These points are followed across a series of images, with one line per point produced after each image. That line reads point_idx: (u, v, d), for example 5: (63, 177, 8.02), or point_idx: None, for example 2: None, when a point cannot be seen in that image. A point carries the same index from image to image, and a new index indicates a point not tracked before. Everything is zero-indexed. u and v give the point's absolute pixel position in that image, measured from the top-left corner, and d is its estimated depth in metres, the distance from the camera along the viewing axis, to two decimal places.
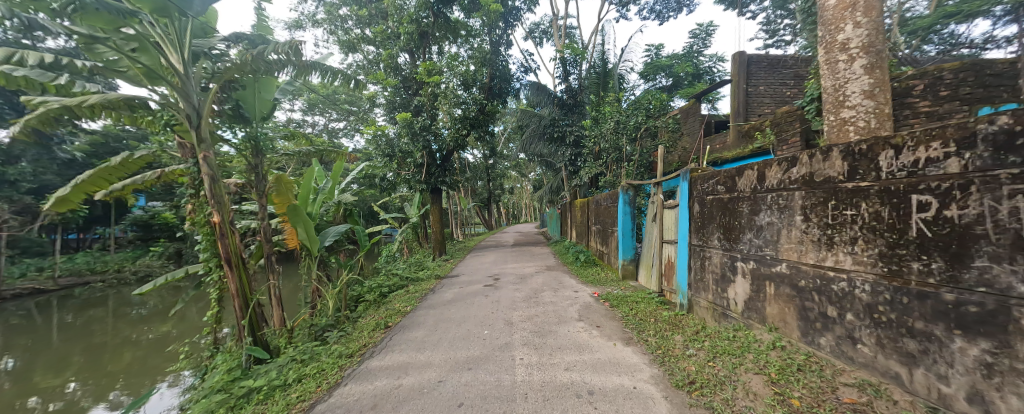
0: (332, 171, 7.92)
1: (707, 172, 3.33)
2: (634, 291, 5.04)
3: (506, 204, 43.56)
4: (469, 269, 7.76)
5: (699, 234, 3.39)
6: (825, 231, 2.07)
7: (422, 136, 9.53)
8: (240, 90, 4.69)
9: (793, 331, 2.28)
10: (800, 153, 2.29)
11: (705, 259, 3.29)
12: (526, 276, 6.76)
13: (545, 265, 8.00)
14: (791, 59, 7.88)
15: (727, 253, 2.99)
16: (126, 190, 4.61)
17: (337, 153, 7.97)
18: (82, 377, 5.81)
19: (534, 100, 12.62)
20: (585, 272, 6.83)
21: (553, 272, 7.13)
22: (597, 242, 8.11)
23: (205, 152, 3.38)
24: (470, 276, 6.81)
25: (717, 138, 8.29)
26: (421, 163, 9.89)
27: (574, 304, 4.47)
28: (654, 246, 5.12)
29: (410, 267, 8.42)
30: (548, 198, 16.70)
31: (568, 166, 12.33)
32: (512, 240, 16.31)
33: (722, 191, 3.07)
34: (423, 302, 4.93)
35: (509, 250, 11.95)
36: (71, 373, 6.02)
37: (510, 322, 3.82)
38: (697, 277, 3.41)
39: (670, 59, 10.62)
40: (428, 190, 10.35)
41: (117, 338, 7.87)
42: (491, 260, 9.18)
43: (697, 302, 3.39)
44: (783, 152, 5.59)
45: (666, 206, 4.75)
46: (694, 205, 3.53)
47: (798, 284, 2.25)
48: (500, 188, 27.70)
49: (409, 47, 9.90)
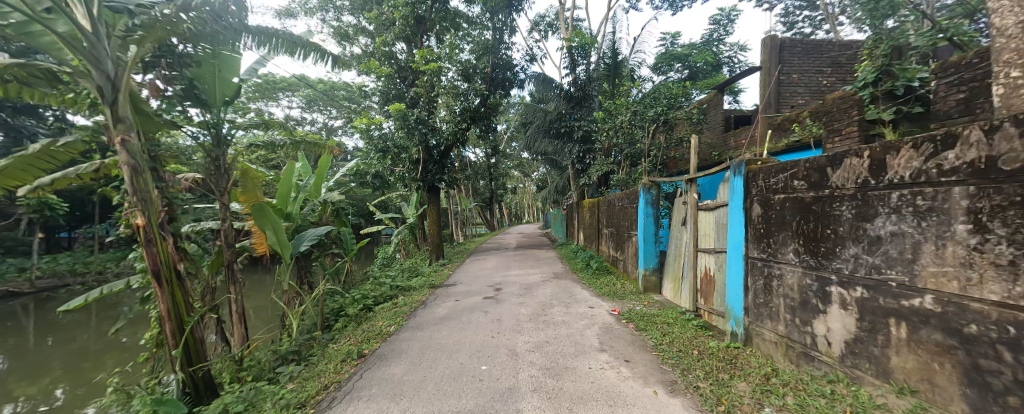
0: (317, 167, 7.16)
1: (775, 163, 2.53)
2: (661, 308, 4.24)
3: (509, 204, 42.75)
4: (468, 276, 6.97)
5: (763, 244, 2.59)
6: (1020, 251, 1.26)
7: (418, 130, 8.75)
8: (195, 67, 3.95)
9: (953, 402, 1.48)
10: (961, 128, 1.48)
11: (773, 279, 2.49)
12: (532, 285, 5.97)
13: (552, 272, 7.20)
14: (833, 44, 7.06)
15: (812, 272, 2.19)
16: (59, 185, 3.89)
17: (323, 147, 7.22)
18: (65, 384, 5.11)
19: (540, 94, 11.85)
20: (598, 282, 6.03)
21: (563, 281, 6.33)
22: (610, 247, 7.31)
23: (124, 135, 2.61)
24: (468, 286, 6.00)
25: (742, 133, 7.47)
26: (417, 158, 9.11)
27: (592, 326, 3.68)
28: (684, 255, 4.32)
29: (403, 274, 7.65)
30: (553, 198, 15.88)
31: (575, 165, 11.52)
32: (515, 243, 15.51)
33: (804, 188, 2.26)
34: (410, 320, 4.15)
35: (512, 253, 11.15)
36: (48, 380, 5.30)
37: (514, 352, 3.04)
38: (759, 301, 2.61)
39: (688, 48, 9.76)
40: (425, 189, 9.59)
41: (98, 342, 7.11)
42: (493, 265, 8.41)
43: (759, 334, 2.60)
44: (836, 145, 4.74)
45: (701, 208, 3.95)
46: (753, 207, 2.72)
47: (963, 330, 1.45)
48: (503, 188, 26.92)
49: (405, 34, 9.14)
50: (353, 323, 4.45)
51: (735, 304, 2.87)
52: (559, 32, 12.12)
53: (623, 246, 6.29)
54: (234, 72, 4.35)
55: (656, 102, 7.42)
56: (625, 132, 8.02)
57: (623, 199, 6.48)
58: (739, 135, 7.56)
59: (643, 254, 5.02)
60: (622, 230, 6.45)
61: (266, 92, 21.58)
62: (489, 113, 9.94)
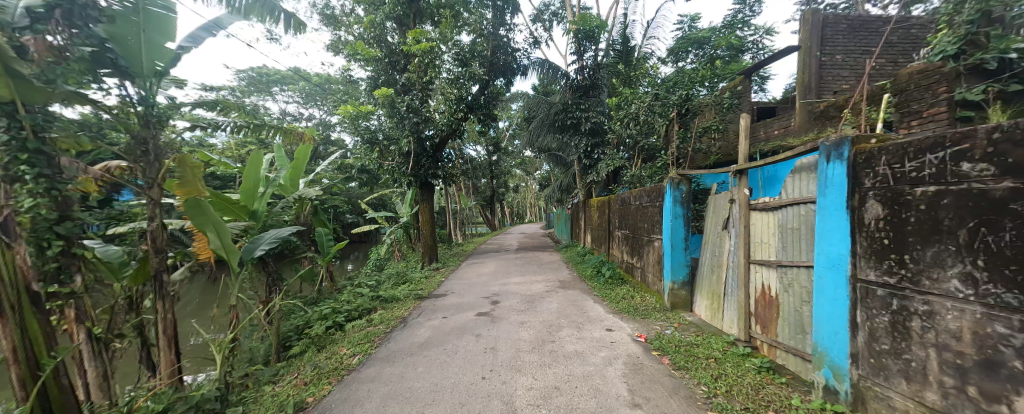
0: (293, 158, 6.37)
1: (912, 139, 1.63)
2: (699, 333, 3.36)
3: (511, 203, 41.92)
4: (462, 284, 6.09)
5: (891, 262, 1.70)
6: None
7: (409, 119, 7.90)
8: (107, 24, 3.11)
9: None
10: None
11: (914, 318, 1.60)
12: (536, 297, 5.10)
13: (557, 280, 6.33)
14: (883, 21, 6.16)
15: (1012, 318, 1.25)
16: None
17: (299, 136, 6.40)
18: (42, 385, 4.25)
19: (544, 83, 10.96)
20: (612, 294, 5.14)
21: (571, 292, 5.43)
22: (624, 252, 6.43)
23: None
24: (461, 298, 5.11)
25: (778, 122, 6.62)
26: (408, 151, 8.25)
27: (615, 362, 2.79)
28: (727, 266, 3.44)
29: (390, 281, 6.80)
30: (557, 197, 14.96)
31: (583, 160, 10.64)
32: (517, 244, 14.63)
33: (988, 175, 1.34)
34: (381, 348, 3.27)
35: (513, 256, 10.28)
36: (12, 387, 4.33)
37: (511, 408, 2.16)
38: (883, 349, 1.72)
39: (708, 31, 8.86)
40: (418, 186, 8.73)
41: None
42: (491, 270, 7.56)
43: (883, 399, 1.72)
44: (917, 130, 3.83)
45: (755, 208, 3.06)
46: (867, 206, 1.83)
47: None
48: (504, 187, 26.06)
49: (397, 14, 8.29)
50: (315, 349, 3.59)
51: (833, 345, 1.99)
52: (565, 17, 11.27)
53: (642, 251, 5.41)
54: (168, 36, 3.50)
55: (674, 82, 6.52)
56: (641, 122, 7.16)
57: (641, 197, 5.60)
58: (773, 125, 6.75)
59: (671, 263, 4.12)
60: (640, 233, 5.58)
61: (261, 86, 20.90)
62: (488, 102, 9.09)
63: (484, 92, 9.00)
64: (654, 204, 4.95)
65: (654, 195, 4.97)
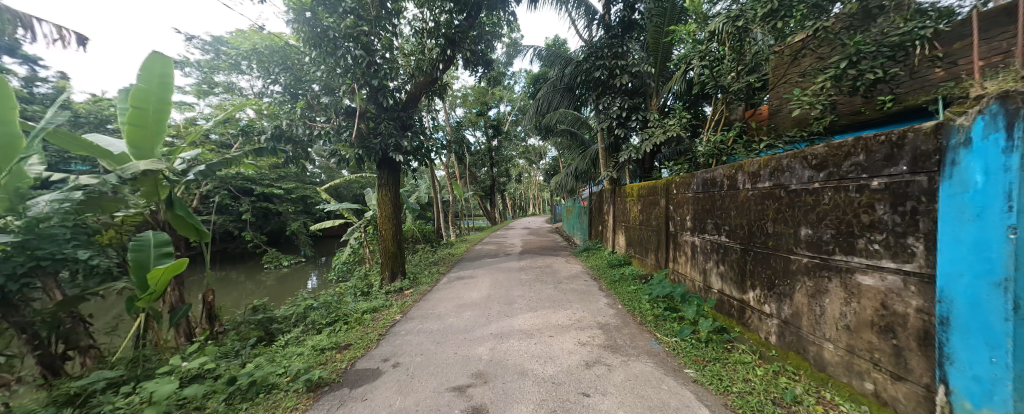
0: (149, 109, 3.79)
1: None
2: None
3: (512, 197, 39.10)
4: (420, 341, 3.27)
5: None
6: None
7: (348, 53, 5.02)
8: None
9: None
10: None
11: None
12: (569, 395, 2.26)
13: (601, 329, 3.44)
14: None
15: None
16: None
17: (163, 75, 3.83)
18: None
19: (546, 59, 8.58)
20: (739, 384, 2.34)
21: (640, 371, 2.58)
22: (716, 276, 3.59)
23: None
24: (400, 399, 2.26)
25: (991, 38, 3.17)
26: (354, 108, 5.48)
27: None
28: None
29: (309, 321, 4.02)
30: (571, 187, 12.08)
31: (610, 133, 7.77)
32: (523, 244, 11.84)
33: None
34: None
35: (517, 264, 7.49)
36: None
37: None
38: None
39: None
40: (374, 162, 5.85)
41: None
42: (482, 296, 4.76)
43: None
44: None
45: None
46: None
47: None
48: (506, 178, 23.27)
49: None
50: None
51: None
52: None
53: (788, 287, 2.57)
54: None
55: (693, 21, 5.96)
56: (692, 77, 5.92)
57: (776, 173, 2.76)
58: (959, 51, 3.33)
59: (1014, 362, 1.37)
60: (776, 247, 2.74)
61: None
62: (480, 41, 6.23)
63: (475, 26, 6.12)
64: (848, 188, 2.10)
65: (847, 164, 2.10)
